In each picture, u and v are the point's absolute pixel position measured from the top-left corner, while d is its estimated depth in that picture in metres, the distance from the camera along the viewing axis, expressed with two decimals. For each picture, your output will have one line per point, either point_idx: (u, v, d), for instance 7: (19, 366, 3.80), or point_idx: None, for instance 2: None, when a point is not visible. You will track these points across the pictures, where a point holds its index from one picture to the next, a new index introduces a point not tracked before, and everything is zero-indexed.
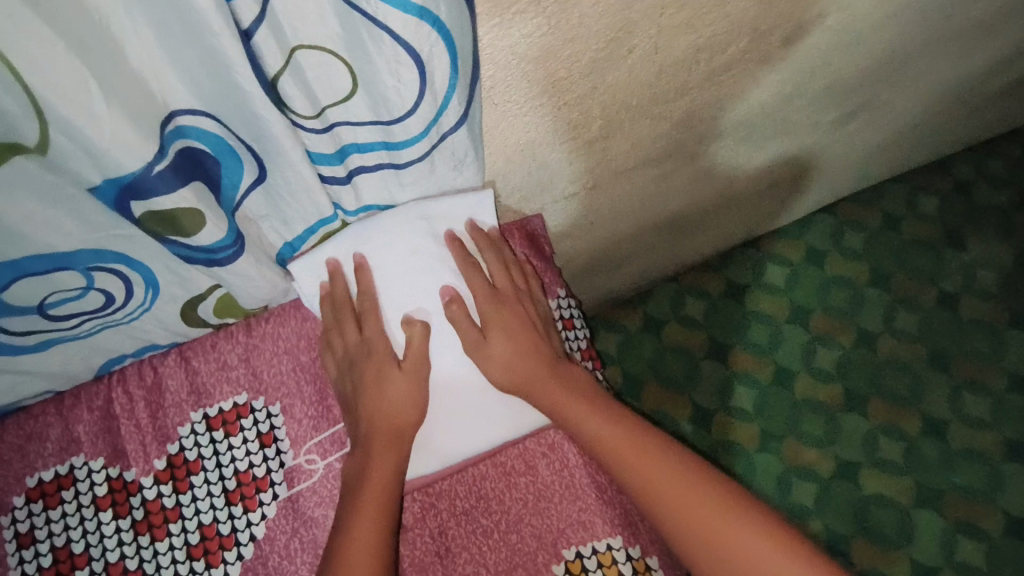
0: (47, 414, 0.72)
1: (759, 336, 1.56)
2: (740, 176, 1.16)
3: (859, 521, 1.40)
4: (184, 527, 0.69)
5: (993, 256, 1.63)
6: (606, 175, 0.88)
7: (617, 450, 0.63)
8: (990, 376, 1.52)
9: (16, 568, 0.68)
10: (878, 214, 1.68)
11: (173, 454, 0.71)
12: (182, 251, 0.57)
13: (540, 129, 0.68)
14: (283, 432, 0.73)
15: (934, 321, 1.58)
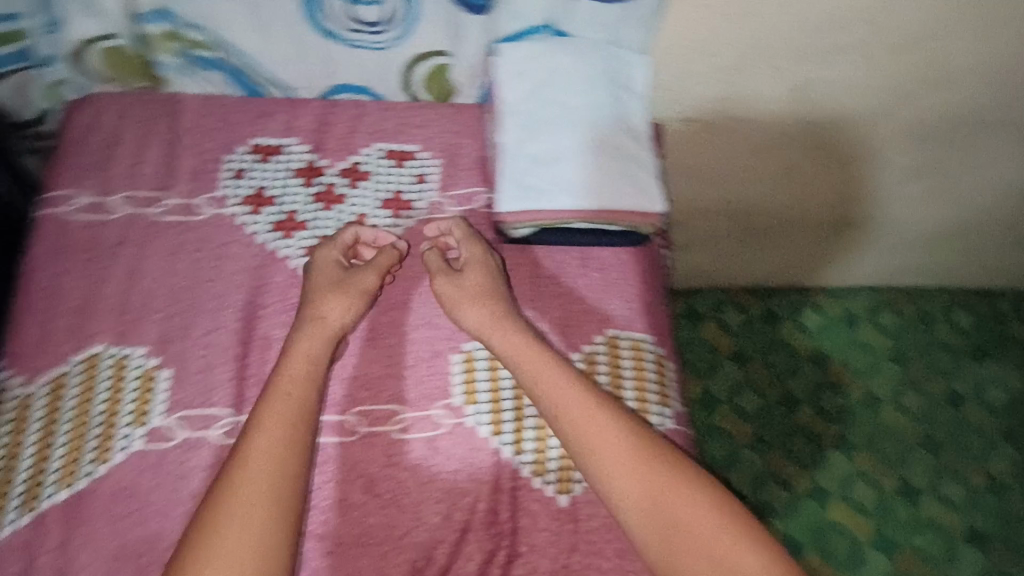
0: (280, 104, 0.98)
1: (778, 361, 1.60)
2: (816, 194, 1.31)
3: (817, 538, 1.44)
4: (346, 211, 0.93)
5: (1005, 378, 1.61)
6: (720, 114, 1.11)
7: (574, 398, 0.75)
8: (975, 473, 1.52)
9: (225, 188, 0.92)
10: (915, 307, 1.67)
11: (355, 162, 0.96)
12: None
13: (701, 30, 0.92)
14: (435, 178, 0.97)
15: (936, 415, 1.56)
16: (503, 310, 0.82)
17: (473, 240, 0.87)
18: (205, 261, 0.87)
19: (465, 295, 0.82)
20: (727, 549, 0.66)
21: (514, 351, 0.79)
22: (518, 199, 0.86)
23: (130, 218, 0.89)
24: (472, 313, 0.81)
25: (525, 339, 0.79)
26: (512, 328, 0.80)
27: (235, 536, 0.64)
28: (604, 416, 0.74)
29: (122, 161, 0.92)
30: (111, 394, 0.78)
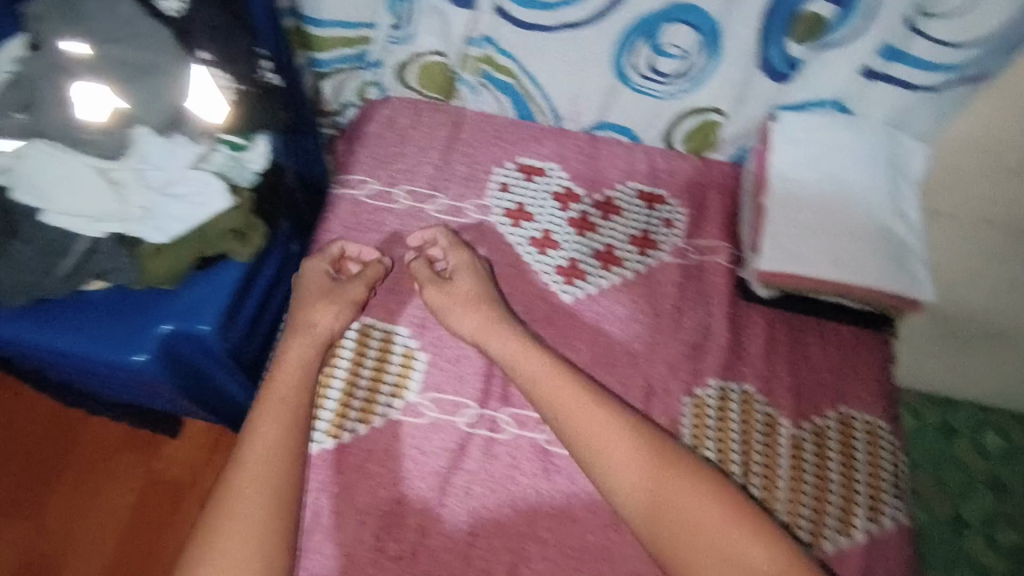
0: (548, 131, 1.04)
1: (951, 479, 1.27)
2: None
3: None
4: (596, 240, 0.98)
5: None
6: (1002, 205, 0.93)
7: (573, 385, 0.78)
8: None
9: (491, 199, 1.00)
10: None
11: (610, 196, 1.02)
12: (765, 58, 0.85)
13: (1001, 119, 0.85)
14: (682, 225, 1.00)
15: None
16: (496, 317, 0.85)
17: (457, 247, 0.91)
18: None
19: (492, 325, 0.85)
20: (703, 520, 0.67)
21: (529, 374, 0.81)
22: (782, 262, 0.86)
23: (410, 211, 0.98)
24: (463, 318, 0.86)
25: (519, 344, 0.83)
26: (508, 334, 0.84)
27: (247, 494, 0.69)
28: (583, 401, 0.77)
29: (408, 159, 1.02)
30: (378, 364, 0.86)
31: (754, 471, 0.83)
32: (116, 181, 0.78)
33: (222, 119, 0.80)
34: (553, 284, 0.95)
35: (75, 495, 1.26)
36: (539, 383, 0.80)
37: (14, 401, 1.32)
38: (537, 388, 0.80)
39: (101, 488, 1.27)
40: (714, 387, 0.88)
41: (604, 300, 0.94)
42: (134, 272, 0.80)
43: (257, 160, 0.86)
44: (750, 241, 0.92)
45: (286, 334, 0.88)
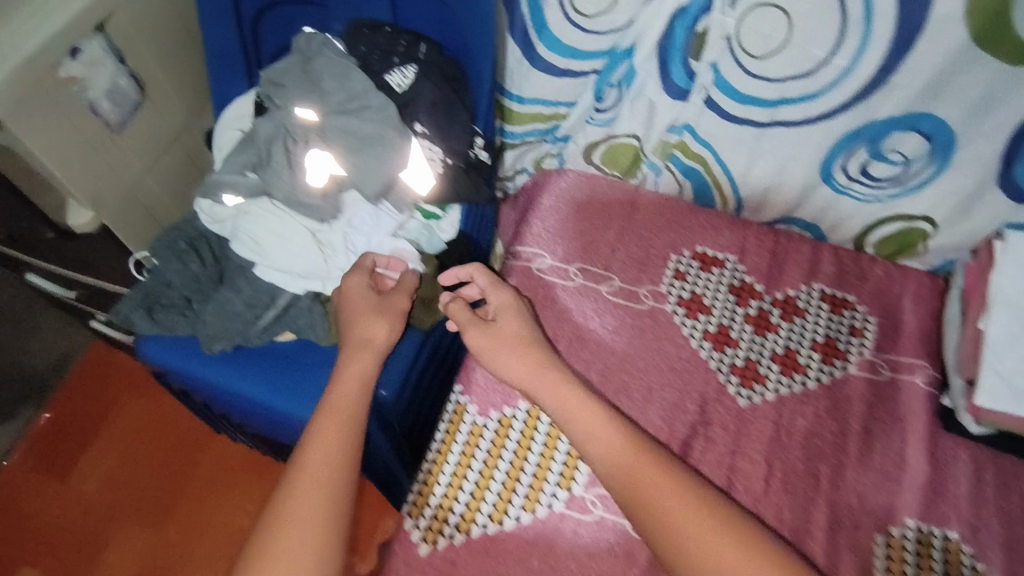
0: (725, 223, 1.02)
1: None
2: None
3: None
4: (776, 341, 0.92)
5: None
6: None
7: (578, 398, 0.73)
8: None
9: (665, 287, 0.97)
10: None
11: (790, 296, 0.96)
12: (1009, 174, 0.78)
13: None
14: (872, 335, 0.92)
15: None
16: (544, 359, 0.77)
17: (498, 287, 0.84)
18: (640, 349, 0.92)
19: (533, 365, 0.76)
20: (727, 557, 0.60)
21: (574, 416, 0.72)
22: (1004, 399, 0.78)
23: (583, 289, 0.97)
24: (499, 356, 0.78)
25: (566, 385, 0.74)
26: (552, 374, 0.76)
27: (310, 516, 0.61)
28: (621, 441, 0.69)
29: (582, 234, 1.02)
30: (545, 450, 0.84)
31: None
32: (324, 242, 0.81)
33: (427, 191, 0.80)
34: (728, 383, 0.90)
35: (195, 514, 1.30)
36: (602, 436, 0.70)
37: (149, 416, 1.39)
38: (579, 428, 0.71)
39: (219, 510, 1.30)
40: (913, 527, 0.78)
41: (785, 409, 0.87)
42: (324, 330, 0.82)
43: (448, 230, 0.87)
44: (961, 370, 0.84)
45: (457, 404, 0.88)
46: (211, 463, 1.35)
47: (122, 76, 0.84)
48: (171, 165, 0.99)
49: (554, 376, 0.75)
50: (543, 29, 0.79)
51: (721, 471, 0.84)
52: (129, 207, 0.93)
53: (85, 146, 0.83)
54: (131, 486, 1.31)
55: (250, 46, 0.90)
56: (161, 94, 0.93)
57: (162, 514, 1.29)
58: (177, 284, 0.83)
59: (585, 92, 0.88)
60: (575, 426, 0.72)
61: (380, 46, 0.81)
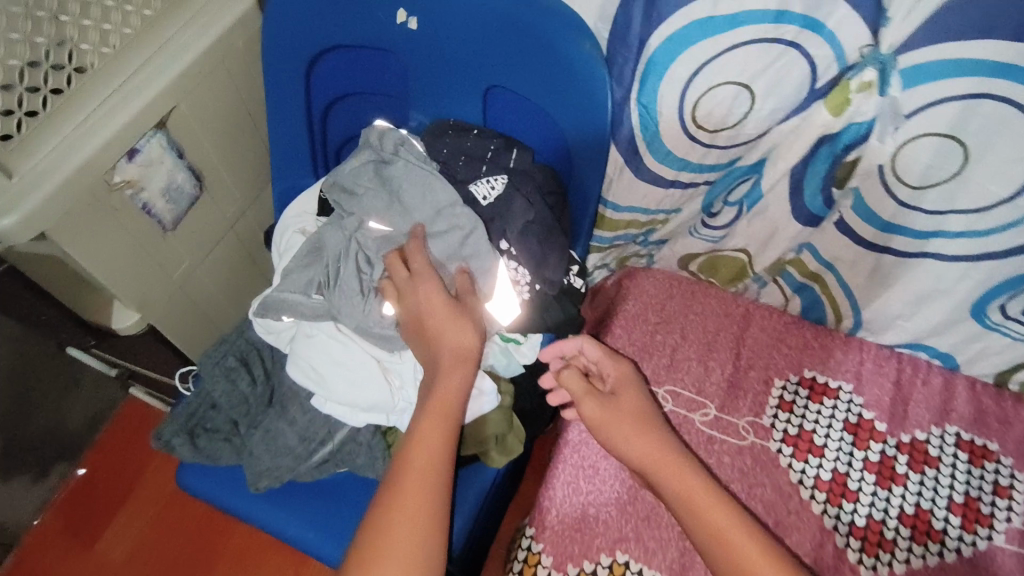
0: (836, 343, 0.89)
1: None
2: None
3: None
4: (905, 497, 0.79)
5: None
6: None
7: (697, 483, 0.66)
8: None
9: (768, 419, 0.85)
10: None
11: (919, 439, 0.82)
12: None
13: None
14: (1021, 496, 0.78)
15: None
16: (665, 440, 0.70)
17: (617, 360, 0.78)
18: (740, 496, 0.80)
19: (647, 433, 0.71)
20: None
21: (687, 492, 0.66)
22: None
23: (673, 416, 0.85)
24: (612, 422, 0.72)
25: (683, 459, 0.68)
26: (675, 457, 0.69)
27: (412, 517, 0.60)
28: (731, 522, 0.63)
29: (672, 349, 0.90)
30: None
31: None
32: (390, 369, 0.70)
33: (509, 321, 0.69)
34: (847, 547, 0.76)
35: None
36: (714, 514, 0.64)
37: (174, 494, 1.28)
38: (690, 504, 0.65)
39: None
40: None
41: None
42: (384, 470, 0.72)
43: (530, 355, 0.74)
44: None
45: (530, 552, 0.76)
46: (237, 547, 1.23)
47: (180, 171, 0.77)
48: (225, 254, 0.91)
49: (675, 456, 0.69)
50: (654, 140, 0.70)
51: None
52: (177, 304, 0.85)
53: (134, 248, 0.75)
54: (148, 570, 1.20)
55: (319, 139, 0.83)
56: (219, 183, 0.85)
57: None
58: (224, 406, 0.74)
59: (692, 200, 0.78)
60: (683, 502, 0.66)
61: (466, 150, 0.72)
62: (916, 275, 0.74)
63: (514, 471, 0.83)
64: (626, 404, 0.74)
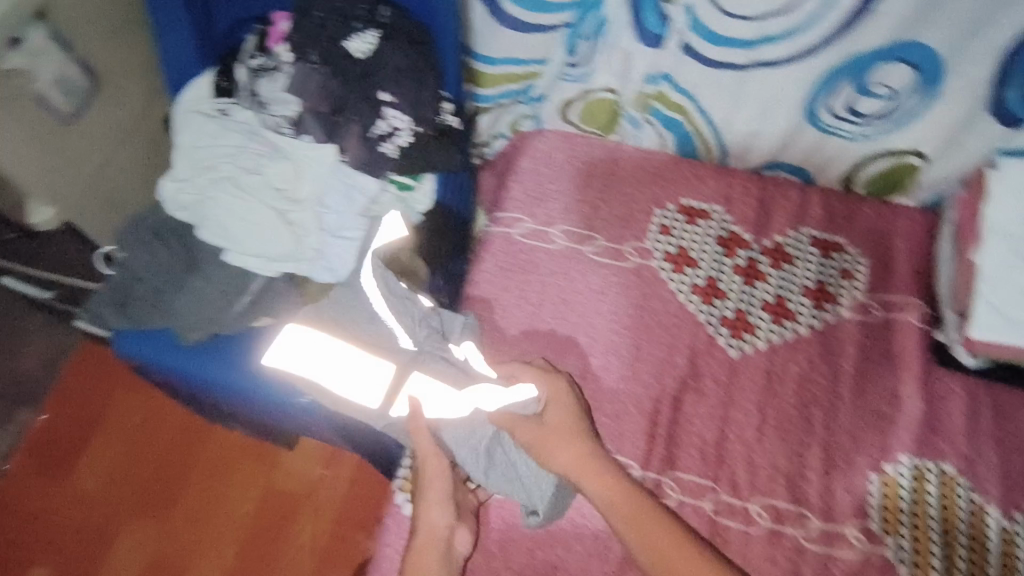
0: (708, 172, 0.99)
1: None
2: None
3: None
4: (767, 290, 0.91)
5: None
6: None
7: (620, 493, 0.69)
8: None
9: (651, 242, 0.95)
10: None
11: (779, 243, 0.94)
12: (998, 99, 0.76)
13: None
14: (863, 277, 0.91)
15: None
16: (590, 452, 0.72)
17: (551, 374, 0.78)
18: (627, 308, 0.91)
19: (583, 463, 0.71)
20: None
21: (620, 513, 0.68)
22: (995, 330, 0.77)
23: (566, 251, 0.95)
24: (548, 453, 0.72)
25: (603, 468, 0.71)
26: (600, 468, 0.71)
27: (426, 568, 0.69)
28: (654, 526, 0.67)
29: (564, 197, 0.99)
30: None
31: (958, 566, 0.73)
32: (293, 222, 0.79)
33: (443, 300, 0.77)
34: (718, 336, 0.88)
35: (199, 500, 1.21)
36: (648, 532, 0.66)
37: (135, 413, 1.26)
38: (626, 525, 0.67)
39: (223, 500, 1.21)
40: (908, 464, 0.78)
41: (777, 358, 0.87)
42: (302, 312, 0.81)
43: (423, 202, 0.85)
44: (954, 304, 0.83)
45: None
46: (211, 452, 1.24)
47: (70, 65, 0.80)
48: (128, 152, 0.96)
49: (600, 471, 0.71)
50: None
51: (715, 424, 0.83)
52: (88, 195, 0.91)
53: (35, 139, 0.80)
54: (122, 485, 1.21)
55: (203, 23, 0.86)
56: (111, 79, 0.88)
57: (163, 505, 1.20)
58: (147, 276, 0.81)
59: (555, 47, 0.86)
60: (620, 525, 0.68)
61: (339, 12, 0.80)
62: (756, 87, 0.84)
63: None
64: (561, 423, 0.73)
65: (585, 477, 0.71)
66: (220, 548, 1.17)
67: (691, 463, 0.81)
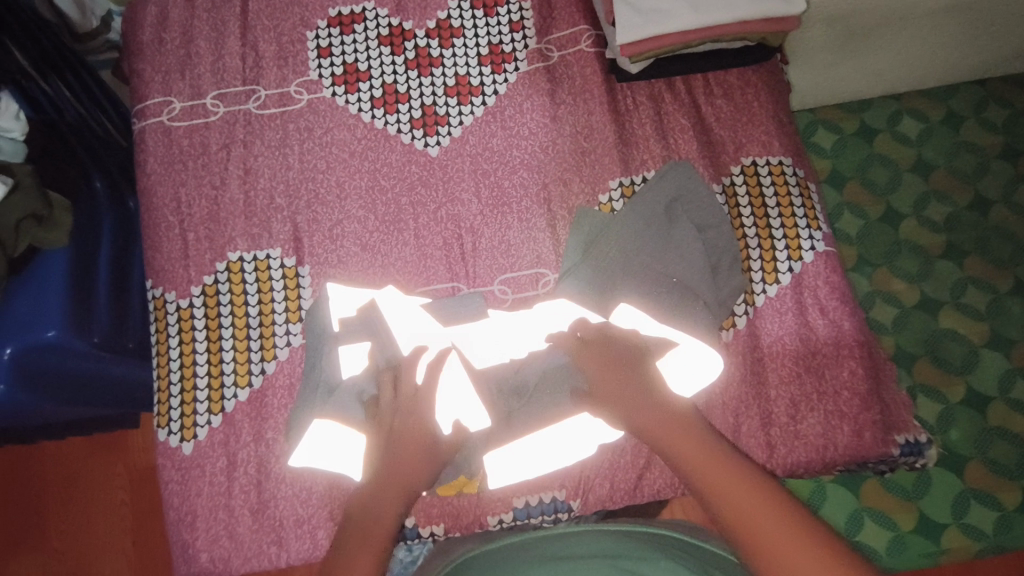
0: None
1: (860, 202, 1.23)
2: None
3: (928, 349, 1.15)
4: (444, 73, 0.86)
5: (981, 211, 1.21)
6: None
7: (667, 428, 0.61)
8: (1004, 277, 1.18)
9: (315, 70, 0.86)
10: (854, 124, 1.27)
11: (442, 19, 0.88)
12: None
13: None
14: (530, 23, 0.88)
15: (929, 209, 1.22)
16: (641, 393, 0.64)
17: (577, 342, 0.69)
18: (314, 151, 0.84)
19: (639, 408, 0.63)
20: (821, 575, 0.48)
21: (683, 450, 0.59)
22: (637, 26, 0.76)
23: (231, 117, 0.85)
24: (641, 411, 0.63)
25: (669, 416, 0.62)
26: (658, 411, 0.63)
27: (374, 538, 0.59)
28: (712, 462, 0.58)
29: (205, 57, 0.87)
30: (262, 292, 0.80)
31: (749, 242, 0.80)
32: None
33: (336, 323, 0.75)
34: (414, 140, 0.85)
35: (68, 513, 1.15)
36: (706, 471, 0.57)
37: None
38: (694, 470, 0.58)
39: (93, 503, 1.15)
40: (616, 187, 0.83)
41: (474, 137, 0.85)
42: None
43: (13, 126, 0.72)
44: (606, 16, 0.82)
45: (156, 300, 0.81)
46: (56, 469, 1.17)
47: None
48: None
49: (656, 413, 0.62)
50: None
51: (444, 227, 0.83)
52: None
53: None
54: None
55: None
56: None
57: (36, 534, 1.15)
58: None
59: None
60: (691, 472, 0.58)
61: None
62: None
63: (117, 260, 0.85)
64: (611, 369, 0.66)
65: (643, 410, 0.63)
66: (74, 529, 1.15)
67: (431, 272, 0.81)
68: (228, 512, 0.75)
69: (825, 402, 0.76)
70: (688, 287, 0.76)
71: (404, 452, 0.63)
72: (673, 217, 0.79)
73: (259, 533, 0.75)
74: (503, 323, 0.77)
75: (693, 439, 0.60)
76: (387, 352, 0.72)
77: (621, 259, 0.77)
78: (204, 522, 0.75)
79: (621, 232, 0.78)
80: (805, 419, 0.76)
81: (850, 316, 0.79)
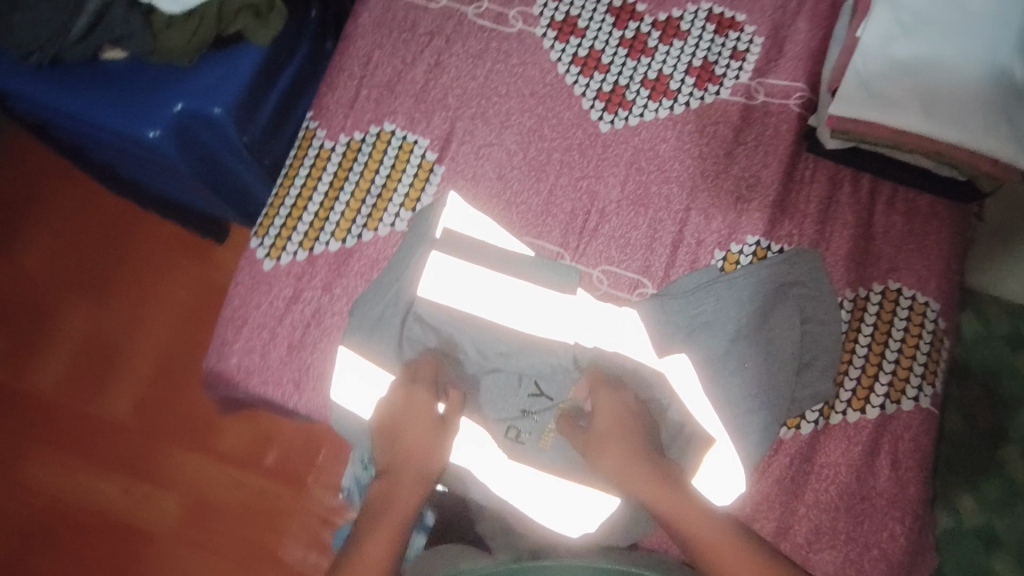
0: None
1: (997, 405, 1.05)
2: None
3: None
4: (650, 65, 0.87)
5: None
6: None
7: (678, 505, 0.61)
8: None
9: (540, 7, 0.89)
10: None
11: (674, 16, 0.88)
12: None
13: None
14: (752, 58, 0.87)
15: None
16: (643, 460, 0.65)
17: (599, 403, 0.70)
18: (501, 75, 0.87)
19: (642, 474, 0.64)
20: None
21: (695, 530, 0.60)
22: (857, 103, 0.75)
23: (447, 11, 0.89)
24: (685, 524, 0.60)
25: (677, 491, 0.62)
26: (657, 476, 0.64)
27: (393, 526, 0.57)
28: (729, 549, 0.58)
29: None
30: (393, 170, 0.84)
31: (854, 362, 0.75)
32: None
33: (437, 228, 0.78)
34: (592, 109, 0.86)
35: (138, 281, 1.25)
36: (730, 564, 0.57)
37: (45, 202, 1.30)
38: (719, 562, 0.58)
39: (156, 287, 1.24)
40: (752, 244, 0.81)
41: (646, 132, 0.85)
42: (159, 50, 0.76)
43: None
44: (830, 84, 0.80)
45: (307, 130, 0.86)
46: (143, 241, 1.27)
47: None
48: None
49: (662, 482, 0.63)
50: None
51: (578, 196, 0.83)
52: None
53: None
54: (48, 265, 1.27)
55: None
56: None
57: (101, 283, 1.25)
58: None
59: None
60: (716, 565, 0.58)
61: None
62: None
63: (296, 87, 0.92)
64: (610, 432, 0.68)
65: (653, 478, 0.63)
66: (141, 296, 1.24)
67: (546, 228, 0.82)
68: (270, 334, 0.79)
69: (850, 550, 0.71)
70: (765, 369, 0.73)
71: (414, 423, 0.65)
72: (782, 302, 0.76)
73: (285, 366, 0.79)
74: (577, 316, 0.77)
75: (704, 526, 0.60)
76: (461, 282, 0.77)
77: (711, 311, 0.75)
78: (247, 332, 0.80)
79: (716, 298, 0.76)
80: (820, 552, 0.71)
81: (918, 483, 0.73)
